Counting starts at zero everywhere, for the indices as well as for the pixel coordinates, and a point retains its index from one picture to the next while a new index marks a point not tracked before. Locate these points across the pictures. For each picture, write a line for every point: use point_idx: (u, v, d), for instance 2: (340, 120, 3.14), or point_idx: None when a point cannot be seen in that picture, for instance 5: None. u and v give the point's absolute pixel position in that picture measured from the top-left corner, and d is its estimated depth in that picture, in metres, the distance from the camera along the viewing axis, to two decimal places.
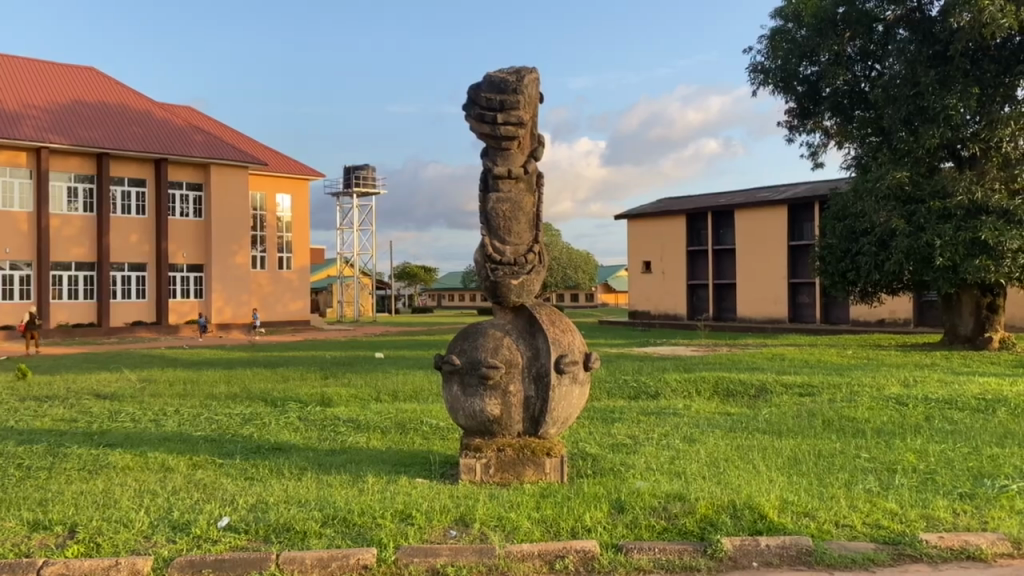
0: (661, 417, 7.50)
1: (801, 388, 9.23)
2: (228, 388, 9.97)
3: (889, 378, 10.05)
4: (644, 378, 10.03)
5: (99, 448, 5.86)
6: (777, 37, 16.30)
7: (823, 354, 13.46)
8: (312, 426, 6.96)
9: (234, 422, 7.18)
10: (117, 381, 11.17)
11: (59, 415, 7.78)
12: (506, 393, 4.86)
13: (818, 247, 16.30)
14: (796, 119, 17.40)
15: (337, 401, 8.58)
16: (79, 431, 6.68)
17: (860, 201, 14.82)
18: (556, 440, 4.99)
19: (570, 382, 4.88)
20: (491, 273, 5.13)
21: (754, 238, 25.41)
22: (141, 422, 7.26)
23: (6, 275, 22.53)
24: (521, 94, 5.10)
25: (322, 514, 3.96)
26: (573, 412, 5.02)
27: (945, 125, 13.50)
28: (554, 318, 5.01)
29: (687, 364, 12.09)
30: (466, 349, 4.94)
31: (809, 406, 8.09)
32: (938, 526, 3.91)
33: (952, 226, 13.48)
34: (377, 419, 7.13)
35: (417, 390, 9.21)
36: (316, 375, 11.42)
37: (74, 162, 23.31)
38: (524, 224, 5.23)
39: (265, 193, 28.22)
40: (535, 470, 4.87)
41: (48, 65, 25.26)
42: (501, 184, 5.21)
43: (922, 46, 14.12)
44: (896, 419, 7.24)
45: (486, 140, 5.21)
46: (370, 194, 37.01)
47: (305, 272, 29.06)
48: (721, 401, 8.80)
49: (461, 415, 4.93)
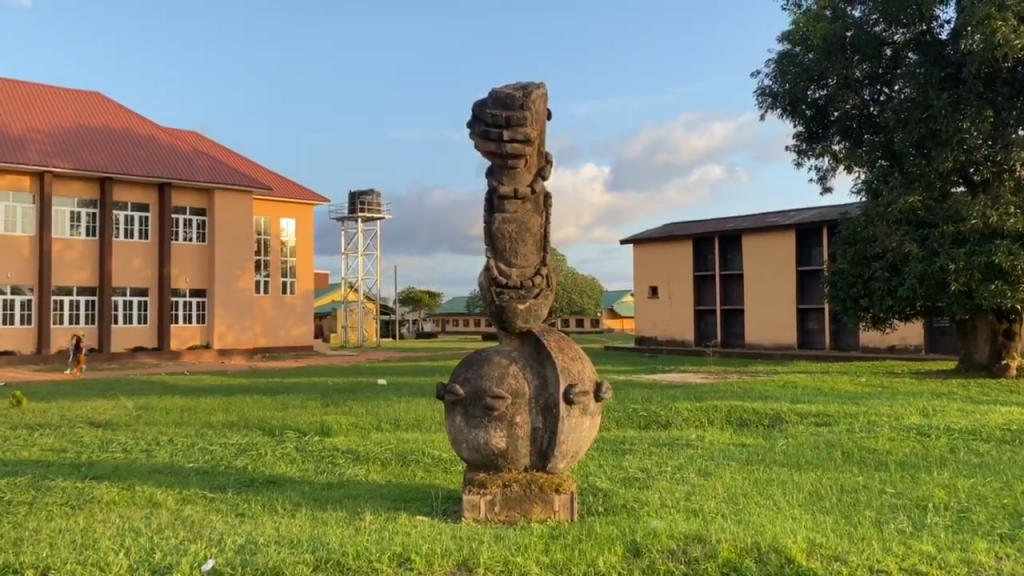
0: (674, 448, 7.19)
1: (817, 417, 8.92)
2: (226, 416, 9.69)
3: (907, 407, 9.72)
4: (653, 407, 9.71)
5: (85, 482, 5.57)
6: (784, 60, 16.16)
7: (836, 382, 13.15)
8: (310, 457, 6.65)
9: (229, 453, 6.90)
10: (112, 409, 10.86)
11: (48, 446, 7.49)
12: (513, 425, 4.57)
13: (829, 271, 15.90)
14: (803, 143, 17.11)
15: (336, 430, 8.27)
16: (66, 463, 6.41)
17: (871, 225, 14.53)
18: (565, 476, 4.71)
19: (580, 414, 4.61)
20: (496, 297, 4.86)
21: (761, 264, 25.14)
22: (133, 453, 6.97)
23: (8, 299, 22.33)
24: (528, 111, 4.88)
25: (314, 557, 3.67)
26: (583, 446, 4.74)
27: (957, 148, 13.41)
28: (563, 344, 4.75)
29: (697, 392, 11.77)
30: (469, 378, 4.67)
31: (826, 436, 7.79)
32: (980, 572, 3.61)
33: (967, 251, 13.22)
34: (377, 450, 6.84)
35: (420, 419, 8.90)
36: (316, 402, 11.13)
37: (78, 187, 23.23)
38: (531, 246, 4.97)
39: (269, 218, 28.09)
40: (543, 508, 4.59)
41: (53, 91, 25.24)
42: (507, 205, 4.97)
43: (933, 68, 14.01)
44: (919, 451, 6.92)
45: (491, 158, 4.98)
46: (374, 219, 36.88)
47: (309, 297, 28.85)
48: (734, 431, 8.50)
49: (464, 449, 4.65)
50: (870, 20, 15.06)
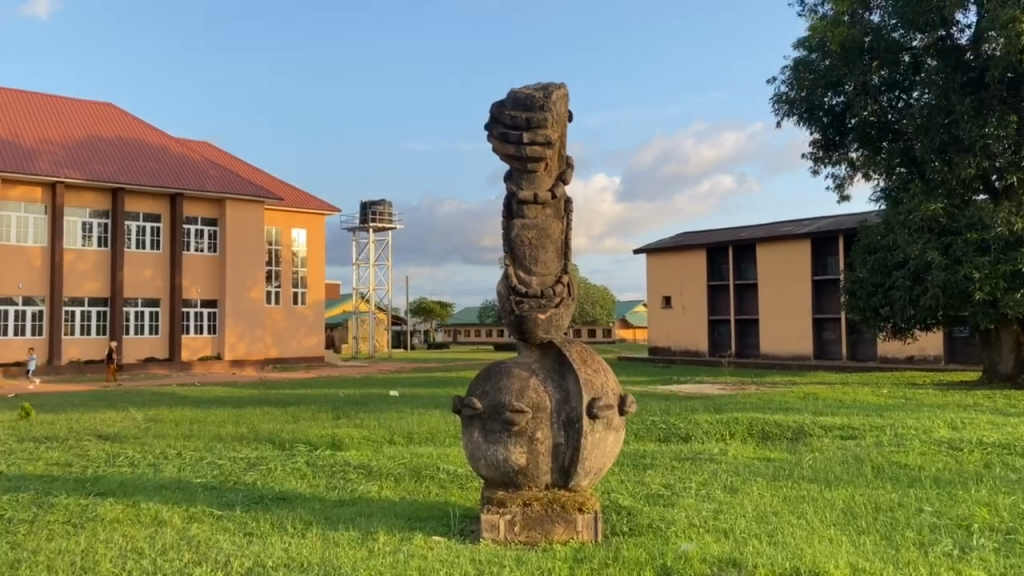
0: (697, 463, 6.94)
1: (842, 431, 8.64)
2: (236, 428, 9.49)
3: (935, 419, 9.41)
4: (672, 420, 9.44)
5: (90, 498, 5.38)
6: (801, 67, 15.90)
7: (858, 393, 12.85)
8: (321, 473, 6.44)
9: (238, 467, 6.71)
10: (121, 421, 10.69)
11: (54, 459, 7.32)
12: (534, 441, 4.35)
13: (846, 281, 15.51)
14: (820, 150, 16.86)
15: (347, 444, 8.05)
16: (71, 478, 6.21)
17: (892, 234, 14.23)
18: (588, 494, 4.50)
19: (604, 428, 4.39)
20: (515, 307, 4.64)
21: (776, 273, 24.83)
22: (139, 467, 6.79)
23: (19, 310, 22.29)
24: (549, 112, 4.69)
25: None
26: (607, 462, 4.52)
27: (980, 154, 13.16)
28: (585, 356, 4.54)
29: (716, 404, 11.50)
30: (488, 391, 4.45)
31: (853, 450, 7.52)
32: None
33: (991, 260, 12.92)
34: (390, 465, 6.61)
35: (434, 432, 8.69)
36: (327, 415, 10.91)
37: (90, 197, 23.19)
38: (552, 253, 4.77)
39: (280, 228, 27.99)
40: (566, 528, 4.37)
41: (66, 102, 25.27)
42: (526, 211, 4.77)
43: (955, 73, 13.77)
44: (953, 466, 6.65)
45: (510, 162, 4.79)
46: (386, 229, 36.79)
47: (320, 307, 28.72)
48: (758, 444, 8.24)
49: (483, 465, 4.43)
50: (888, 25, 14.80)
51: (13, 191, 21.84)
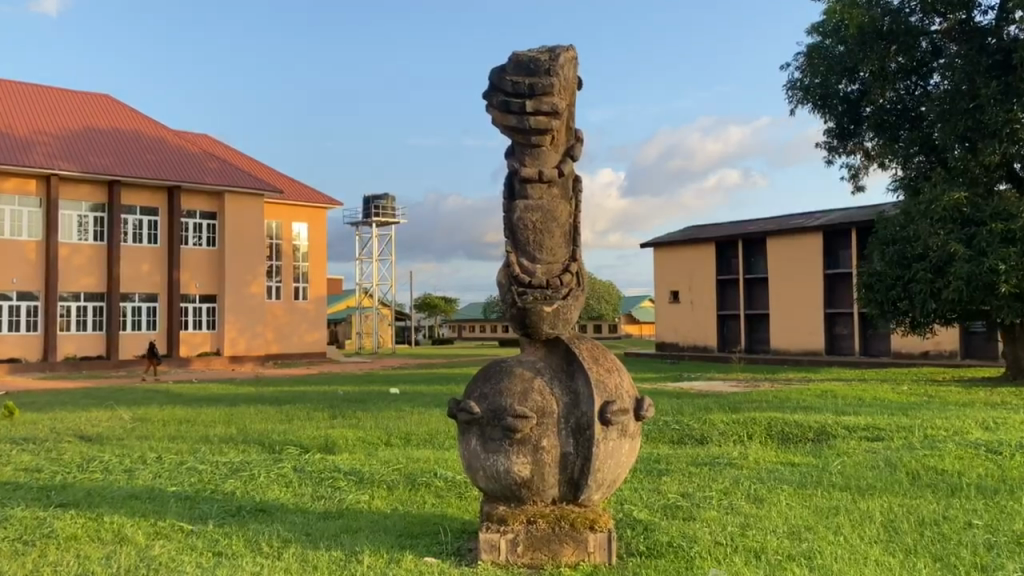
0: (716, 469, 6.40)
1: (867, 431, 8.10)
2: (226, 429, 9.00)
3: (965, 419, 8.83)
4: (686, 420, 8.91)
5: (48, 510, 4.89)
6: (815, 53, 15.33)
7: (878, 390, 12.25)
8: (308, 480, 5.92)
9: (219, 474, 6.19)
10: (107, 421, 10.20)
11: (25, 464, 6.82)
12: (538, 450, 3.82)
13: (863, 274, 14.81)
14: (834, 140, 16.29)
15: (340, 447, 7.56)
16: (36, 485, 5.72)
17: (912, 225, 13.63)
18: (600, 509, 3.98)
19: (617, 436, 3.87)
20: (518, 299, 4.12)
21: (788, 266, 24.22)
22: (112, 473, 6.29)
23: (14, 305, 21.86)
24: (555, 77, 4.15)
25: None
26: (621, 473, 3.99)
27: (1007, 141, 12.65)
28: (596, 353, 4.02)
29: (730, 402, 10.96)
30: (486, 394, 3.93)
31: (884, 454, 6.96)
32: None
33: (1018, 251, 12.31)
34: (384, 471, 6.10)
35: (432, 433, 8.19)
36: (323, 414, 10.40)
37: (86, 190, 22.75)
38: (558, 238, 4.23)
39: (281, 222, 27.49)
40: (575, 549, 3.85)
41: (60, 93, 24.77)
42: (530, 190, 4.25)
43: (978, 56, 13.14)
44: (995, 472, 6.11)
45: (511, 135, 4.27)
46: (389, 224, 36.29)
47: (321, 303, 28.24)
48: (778, 447, 7.73)
49: (481, 476, 3.92)
50: (907, 8, 14.18)
51: (6, 184, 21.36)
